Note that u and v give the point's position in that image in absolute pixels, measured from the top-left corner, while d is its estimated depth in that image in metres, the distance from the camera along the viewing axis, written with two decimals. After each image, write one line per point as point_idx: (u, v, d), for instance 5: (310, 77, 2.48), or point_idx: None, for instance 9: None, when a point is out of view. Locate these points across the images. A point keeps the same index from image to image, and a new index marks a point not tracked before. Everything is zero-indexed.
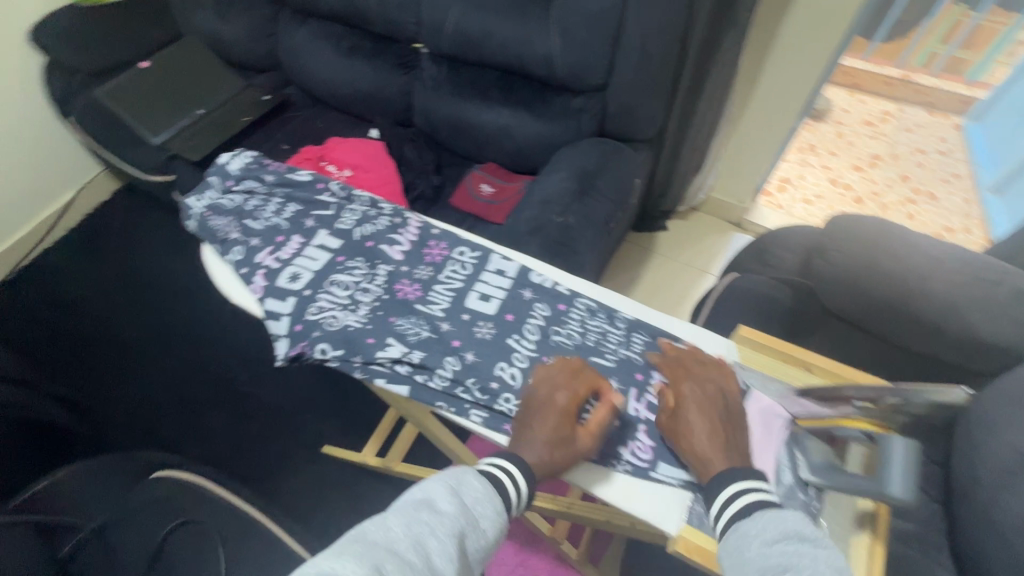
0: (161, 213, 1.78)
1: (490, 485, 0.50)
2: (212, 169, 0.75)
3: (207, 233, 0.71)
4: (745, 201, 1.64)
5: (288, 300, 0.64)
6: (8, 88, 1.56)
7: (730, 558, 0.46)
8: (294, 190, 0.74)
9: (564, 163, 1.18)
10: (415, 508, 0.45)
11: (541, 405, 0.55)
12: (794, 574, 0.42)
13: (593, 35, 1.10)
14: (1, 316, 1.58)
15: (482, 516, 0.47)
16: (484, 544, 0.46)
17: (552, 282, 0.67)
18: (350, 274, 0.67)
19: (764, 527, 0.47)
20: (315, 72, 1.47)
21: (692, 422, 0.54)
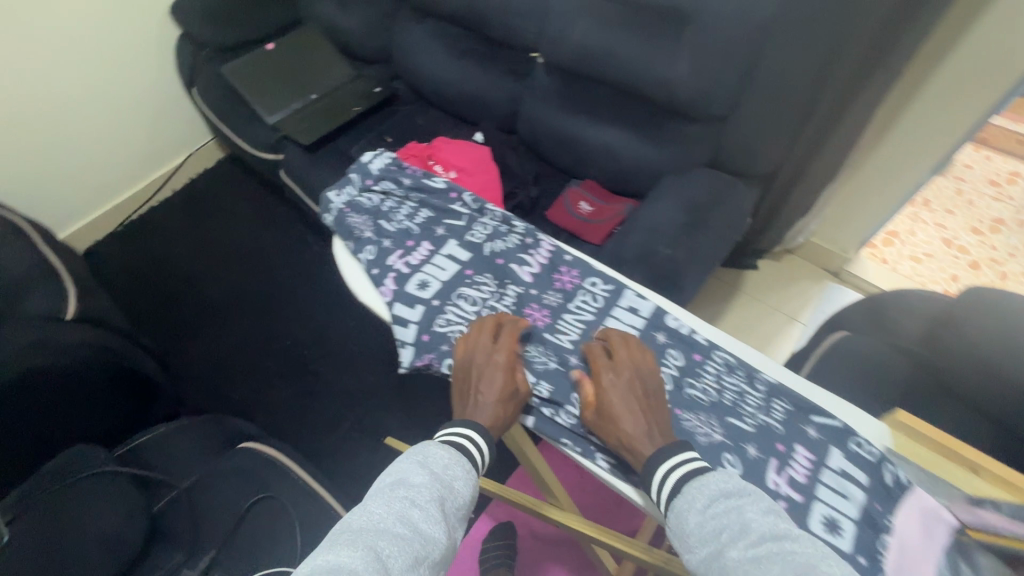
0: (258, 185, 1.86)
1: (455, 451, 0.59)
2: (355, 168, 0.91)
3: (345, 232, 0.84)
4: (848, 251, 1.54)
5: (418, 308, 0.76)
6: (144, 54, 1.66)
7: (680, 533, 0.53)
8: (428, 198, 0.89)
9: (671, 192, 1.15)
10: (392, 489, 0.52)
11: (483, 370, 0.67)
12: (728, 532, 0.49)
13: (725, 66, 1.06)
14: (108, 263, 1.70)
15: (454, 477, 0.56)
16: (461, 497, 0.56)
17: (688, 330, 0.73)
18: (476, 288, 0.79)
19: (695, 498, 0.53)
20: (426, 71, 1.49)
21: (610, 405, 0.63)
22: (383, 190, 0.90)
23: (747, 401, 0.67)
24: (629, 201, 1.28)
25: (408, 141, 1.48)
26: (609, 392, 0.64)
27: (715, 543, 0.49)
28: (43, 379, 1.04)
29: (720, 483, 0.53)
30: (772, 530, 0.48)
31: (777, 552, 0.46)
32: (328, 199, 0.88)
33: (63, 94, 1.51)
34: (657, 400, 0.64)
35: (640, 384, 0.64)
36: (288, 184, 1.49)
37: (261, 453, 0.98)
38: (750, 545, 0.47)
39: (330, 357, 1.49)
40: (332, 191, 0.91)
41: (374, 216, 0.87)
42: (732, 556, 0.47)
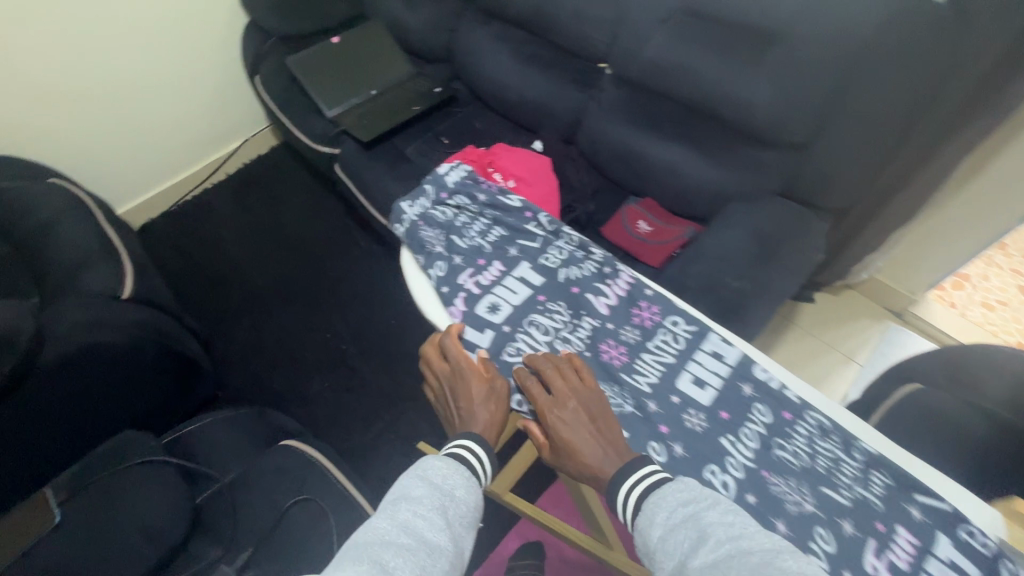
0: (308, 175, 1.87)
1: (451, 462, 0.63)
2: (431, 180, 0.94)
3: (418, 247, 0.88)
4: (915, 292, 1.45)
5: (487, 332, 0.80)
6: (213, 38, 1.68)
7: (649, 548, 0.55)
8: (503, 216, 0.91)
9: (740, 219, 1.09)
10: (394, 503, 0.55)
11: (456, 392, 0.75)
12: (689, 539, 0.52)
13: (810, 93, 1.01)
14: (159, 241, 1.73)
15: (453, 487, 0.60)
16: (461, 504, 0.59)
17: (776, 385, 0.73)
18: (549, 317, 0.81)
19: (655, 512, 0.57)
20: (488, 74, 1.47)
21: (563, 434, 0.69)
22: (457, 205, 0.93)
23: (843, 470, 0.66)
24: (691, 225, 1.23)
25: (464, 143, 1.46)
26: (557, 423, 0.69)
27: (679, 554, 0.51)
28: (94, 359, 1.05)
29: (675, 496, 0.57)
30: (727, 533, 0.50)
31: (732, 553, 0.48)
32: (403, 210, 0.91)
33: (133, 73, 1.54)
34: (604, 422, 0.69)
35: (585, 412, 0.70)
36: (342, 178, 1.48)
37: (299, 451, 0.97)
38: (707, 550, 0.49)
39: (368, 354, 1.49)
40: (406, 201, 0.94)
41: (448, 231, 0.90)
42: (693, 564, 0.49)
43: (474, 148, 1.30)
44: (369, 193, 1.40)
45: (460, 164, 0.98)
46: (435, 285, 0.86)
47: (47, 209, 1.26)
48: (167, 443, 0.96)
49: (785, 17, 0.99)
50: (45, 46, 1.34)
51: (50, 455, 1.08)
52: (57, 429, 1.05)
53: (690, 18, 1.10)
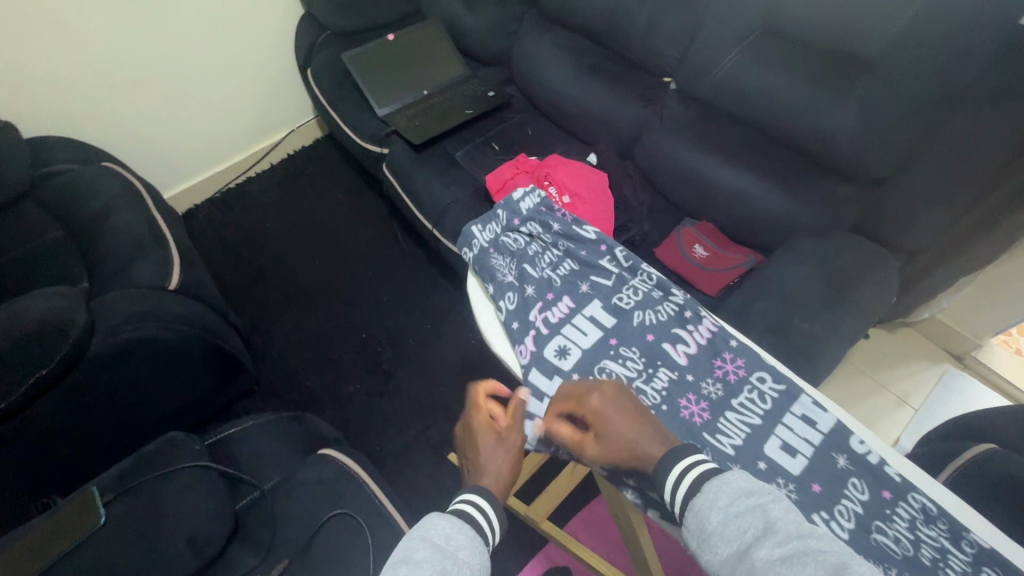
0: (353, 171, 1.86)
1: (453, 520, 0.58)
2: (505, 206, 0.95)
3: (487, 277, 0.88)
4: (980, 336, 1.37)
5: (553, 380, 0.77)
6: (269, 29, 1.68)
7: (704, 530, 0.53)
8: (575, 248, 0.90)
9: (807, 253, 1.04)
10: (390, 570, 0.50)
11: (469, 450, 0.73)
12: (753, 531, 0.50)
13: (897, 125, 0.95)
14: (201, 229, 1.74)
15: (456, 549, 0.54)
16: (465, 566, 0.53)
17: (876, 458, 0.66)
18: (620, 364, 0.77)
19: (715, 497, 0.54)
20: (546, 81, 1.43)
21: (606, 417, 0.66)
22: (529, 232, 0.93)
23: (951, 564, 0.59)
24: (752, 254, 1.17)
25: (516, 150, 1.43)
26: (598, 407, 0.67)
27: (741, 543, 0.50)
28: (140, 354, 1.06)
29: (740, 483, 0.54)
30: (797, 530, 0.48)
31: (805, 551, 0.46)
32: (472, 235, 0.92)
33: (189, 59, 1.55)
34: (643, 409, 0.67)
35: (624, 397, 0.68)
36: (388, 179, 1.47)
37: (333, 461, 0.94)
38: (776, 545, 0.47)
39: (403, 358, 1.47)
40: (477, 225, 0.95)
41: (520, 260, 0.90)
42: (760, 557, 0.47)
43: (527, 157, 1.28)
44: (416, 196, 1.37)
45: (535, 189, 0.98)
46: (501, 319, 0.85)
47: (102, 193, 1.28)
48: (210, 445, 0.96)
49: (876, 46, 0.93)
50: (106, 29, 1.36)
51: (88, 452, 1.08)
52: (99, 425, 1.06)
53: (770, 40, 1.06)
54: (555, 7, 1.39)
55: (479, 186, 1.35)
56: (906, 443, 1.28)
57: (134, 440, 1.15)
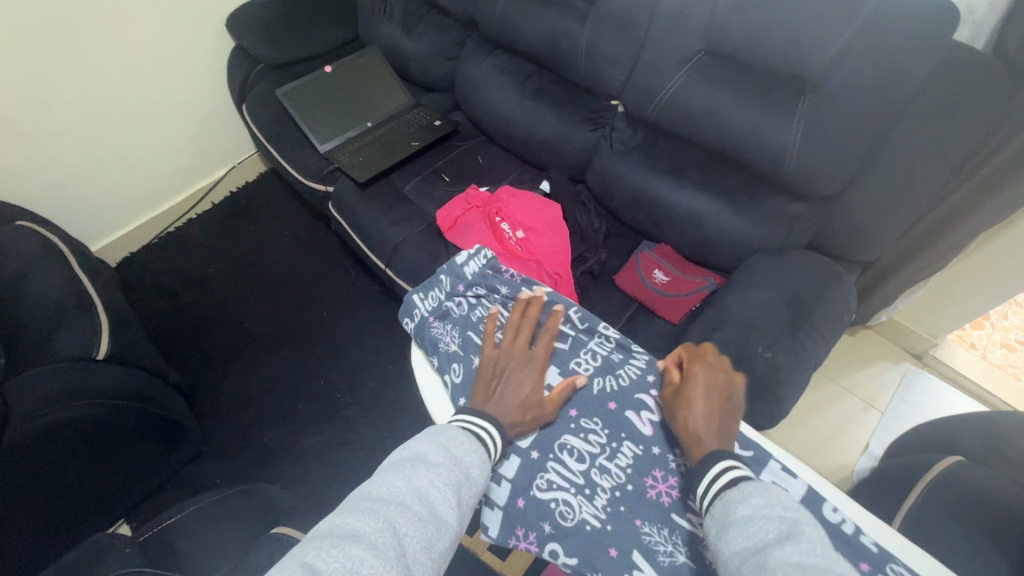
0: (300, 206, 1.77)
1: (473, 439, 0.63)
2: (447, 270, 0.90)
3: (431, 348, 0.83)
4: (935, 334, 1.38)
5: (512, 461, 0.72)
6: (197, 64, 1.58)
7: (725, 519, 0.56)
8: None
9: (766, 275, 1.02)
10: (412, 465, 0.57)
11: (509, 373, 0.73)
12: (776, 532, 0.52)
13: (841, 143, 0.94)
14: (137, 279, 1.63)
15: (471, 465, 0.60)
16: (474, 484, 0.59)
17: (852, 527, 0.64)
18: (581, 439, 0.74)
19: (751, 495, 0.56)
20: (492, 107, 1.39)
21: (697, 394, 0.68)
22: (476, 297, 0.89)
23: None
24: (711, 275, 1.16)
25: (467, 180, 1.38)
26: (698, 384, 0.69)
27: (759, 540, 0.52)
28: (59, 440, 0.96)
29: (779, 496, 0.55)
30: (824, 551, 0.50)
31: (825, 569, 0.47)
32: (413, 303, 0.87)
33: (113, 102, 1.44)
34: (729, 409, 0.68)
35: (725, 393, 0.69)
36: (336, 218, 1.40)
37: (291, 538, 0.85)
38: (795, 551, 0.49)
39: (364, 404, 1.40)
40: (418, 292, 0.89)
41: (464, 327, 0.85)
42: (776, 556, 0.49)
43: (477, 189, 1.24)
44: (365, 234, 1.31)
45: (482, 248, 0.94)
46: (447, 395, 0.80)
47: (16, 257, 1.16)
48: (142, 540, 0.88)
49: (815, 65, 0.92)
50: (12, 77, 1.24)
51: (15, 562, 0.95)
52: (22, 525, 0.95)
53: (710, 60, 1.05)
54: (496, 32, 1.35)
55: (431, 221, 1.29)
56: (877, 449, 1.28)
57: (61, 532, 1.04)
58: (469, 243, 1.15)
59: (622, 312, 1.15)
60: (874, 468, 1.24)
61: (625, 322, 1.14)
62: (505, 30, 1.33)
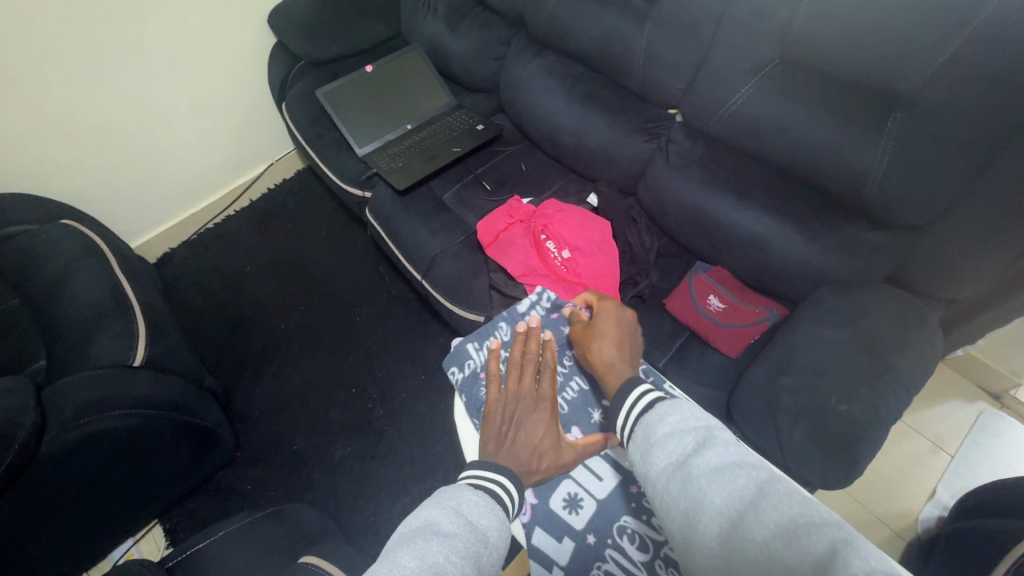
0: (336, 206, 1.75)
1: (488, 499, 0.59)
2: (503, 316, 0.86)
3: (475, 411, 0.77)
4: (1019, 374, 1.24)
5: (564, 545, 0.67)
6: (239, 61, 1.56)
7: (647, 442, 0.55)
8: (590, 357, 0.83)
9: (840, 311, 0.92)
10: (424, 540, 0.50)
11: (519, 418, 0.69)
12: (692, 440, 0.52)
13: (939, 169, 0.83)
14: (177, 275, 1.64)
15: (487, 528, 0.55)
16: (493, 551, 0.54)
17: None
18: (641, 523, 0.67)
19: (666, 412, 0.56)
20: (538, 111, 1.31)
21: (604, 328, 0.76)
22: None
23: None
24: (774, 305, 1.06)
25: (509, 189, 1.32)
26: (604, 320, 0.77)
27: (680, 454, 0.51)
28: (86, 451, 0.95)
29: (691, 408, 0.56)
30: (735, 447, 0.51)
31: (740, 464, 0.48)
32: (467, 349, 0.83)
33: (154, 100, 1.43)
34: (634, 340, 0.76)
35: (627, 325, 0.77)
36: (372, 224, 1.36)
37: (319, 569, 0.82)
38: (713, 454, 0.50)
39: (396, 415, 1.37)
40: (473, 342, 0.84)
41: None
42: (697, 464, 0.49)
43: (520, 201, 1.18)
44: (402, 243, 1.26)
45: (543, 290, 0.89)
46: None
47: (59, 258, 1.16)
48: (169, 567, 0.85)
49: (910, 82, 0.81)
50: (58, 74, 1.24)
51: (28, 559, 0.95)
52: (44, 531, 0.95)
53: (784, 68, 0.95)
54: (547, 31, 1.27)
55: (471, 232, 1.24)
56: (946, 498, 1.17)
57: (79, 535, 1.03)
58: (513, 263, 1.09)
59: (673, 340, 1.08)
60: (942, 519, 1.13)
61: (676, 352, 1.06)
62: (555, 30, 1.25)
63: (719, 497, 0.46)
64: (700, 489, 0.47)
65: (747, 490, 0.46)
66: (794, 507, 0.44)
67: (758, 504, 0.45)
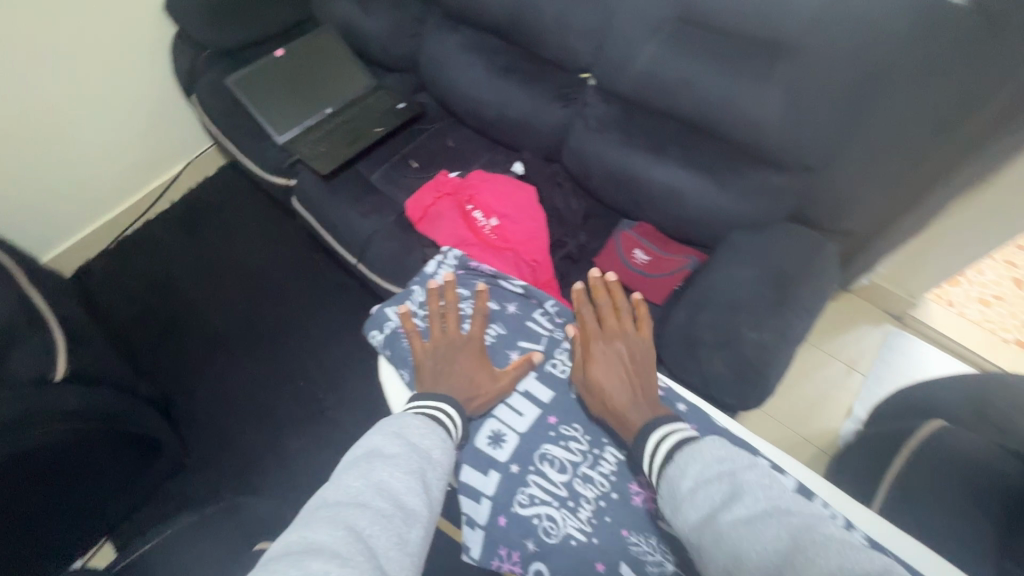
0: (264, 200, 1.69)
1: (428, 423, 0.62)
2: (417, 277, 0.89)
3: (400, 363, 0.78)
4: (915, 297, 1.38)
5: (491, 477, 0.70)
6: (139, 55, 1.47)
7: (674, 496, 0.59)
8: (507, 298, 0.88)
9: (749, 251, 0.99)
10: (367, 461, 0.56)
11: (451, 359, 0.74)
12: (719, 492, 0.56)
13: (819, 112, 0.91)
14: (97, 287, 1.55)
15: (430, 447, 0.60)
16: (437, 466, 0.59)
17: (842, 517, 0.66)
18: (562, 447, 0.72)
19: (688, 464, 0.60)
20: (457, 86, 1.32)
21: (597, 366, 0.74)
22: None
23: None
24: (693, 252, 1.13)
25: (437, 166, 1.32)
26: (597, 355, 0.75)
27: (708, 508, 0.55)
28: (15, 473, 0.90)
29: (712, 455, 0.59)
30: (764, 493, 0.54)
31: (772, 514, 0.52)
32: (385, 314, 0.84)
33: (49, 102, 1.33)
34: (639, 367, 0.73)
35: (625, 352, 0.75)
36: (302, 212, 1.34)
37: None
38: (743, 509, 0.53)
39: (347, 402, 1.37)
40: (390, 307, 0.85)
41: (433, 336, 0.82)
42: (727, 519, 0.53)
43: (447, 175, 1.19)
44: (333, 229, 1.25)
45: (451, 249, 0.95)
46: None
47: None
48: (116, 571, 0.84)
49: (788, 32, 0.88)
50: None
51: None
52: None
53: (680, 26, 0.99)
54: (458, 4, 1.27)
55: (402, 211, 1.24)
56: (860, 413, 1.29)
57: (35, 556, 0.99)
58: (442, 235, 1.10)
59: None
60: (857, 432, 1.26)
61: None
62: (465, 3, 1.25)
63: (755, 551, 0.49)
64: (734, 545, 0.51)
65: (780, 540, 0.49)
66: (832, 556, 0.47)
67: (794, 555, 0.48)
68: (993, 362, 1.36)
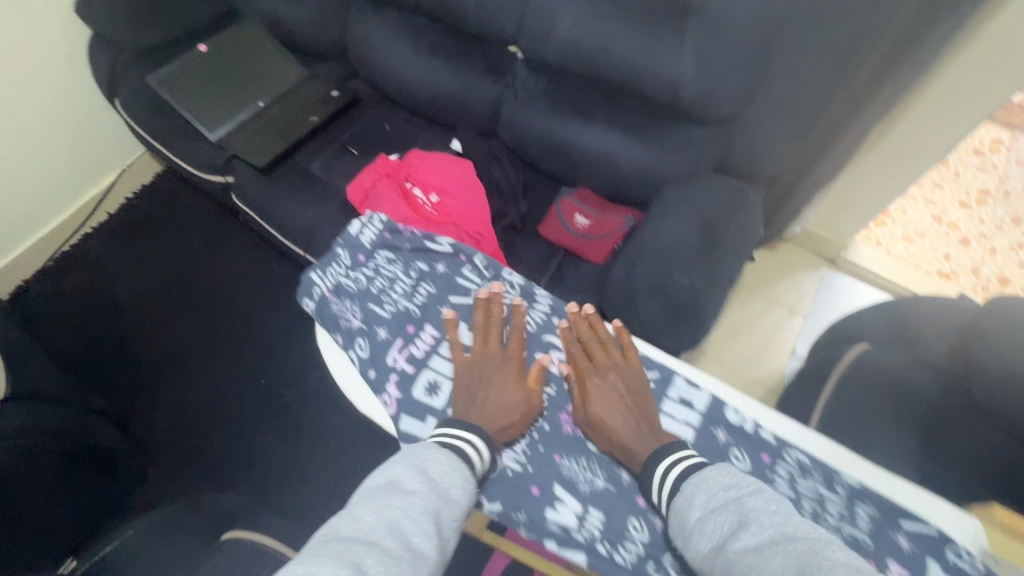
0: (206, 203, 1.65)
1: (451, 458, 0.63)
2: (343, 241, 0.93)
3: (332, 327, 0.85)
4: (845, 238, 1.47)
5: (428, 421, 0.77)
6: (52, 63, 1.40)
7: (685, 529, 0.60)
8: (433, 258, 0.94)
9: (680, 204, 1.04)
10: (384, 496, 0.56)
11: (486, 377, 0.76)
12: (727, 522, 0.56)
13: (731, 66, 0.95)
14: (35, 307, 1.49)
15: (450, 485, 0.60)
16: (453, 507, 0.59)
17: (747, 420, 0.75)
18: None
19: (696, 494, 0.61)
20: (389, 69, 1.32)
21: (597, 402, 0.75)
22: (376, 265, 0.92)
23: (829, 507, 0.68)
24: (630, 211, 1.18)
25: (377, 151, 1.33)
26: (594, 391, 0.76)
27: (718, 538, 0.56)
28: None
29: (720, 484, 0.60)
30: (770, 520, 0.54)
31: (778, 540, 0.51)
32: (315, 281, 0.89)
33: None
34: (637, 396, 0.75)
35: (621, 382, 0.76)
36: (243, 208, 1.32)
37: (244, 542, 0.84)
38: (748, 536, 0.53)
39: (310, 394, 1.37)
40: (317, 270, 0.90)
41: (363, 300, 0.87)
42: (734, 548, 0.53)
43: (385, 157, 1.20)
44: (277, 223, 1.24)
45: (375, 214, 0.98)
46: (355, 370, 0.82)
47: None
48: None
49: None
50: None
51: None
52: None
53: None
54: None
55: (346, 200, 1.24)
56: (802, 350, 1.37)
57: None
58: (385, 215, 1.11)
59: (550, 261, 1.17)
60: (800, 368, 1.34)
61: (554, 271, 1.15)
62: None
63: None
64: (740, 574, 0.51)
65: (784, 566, 0.48)
66: None
67: None
68: (916, 291, 1.47)
